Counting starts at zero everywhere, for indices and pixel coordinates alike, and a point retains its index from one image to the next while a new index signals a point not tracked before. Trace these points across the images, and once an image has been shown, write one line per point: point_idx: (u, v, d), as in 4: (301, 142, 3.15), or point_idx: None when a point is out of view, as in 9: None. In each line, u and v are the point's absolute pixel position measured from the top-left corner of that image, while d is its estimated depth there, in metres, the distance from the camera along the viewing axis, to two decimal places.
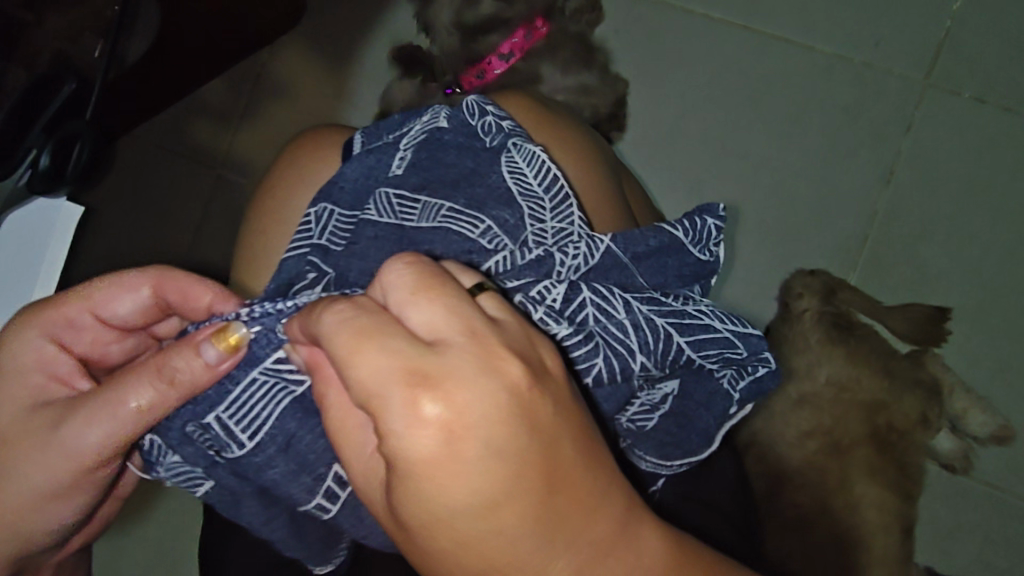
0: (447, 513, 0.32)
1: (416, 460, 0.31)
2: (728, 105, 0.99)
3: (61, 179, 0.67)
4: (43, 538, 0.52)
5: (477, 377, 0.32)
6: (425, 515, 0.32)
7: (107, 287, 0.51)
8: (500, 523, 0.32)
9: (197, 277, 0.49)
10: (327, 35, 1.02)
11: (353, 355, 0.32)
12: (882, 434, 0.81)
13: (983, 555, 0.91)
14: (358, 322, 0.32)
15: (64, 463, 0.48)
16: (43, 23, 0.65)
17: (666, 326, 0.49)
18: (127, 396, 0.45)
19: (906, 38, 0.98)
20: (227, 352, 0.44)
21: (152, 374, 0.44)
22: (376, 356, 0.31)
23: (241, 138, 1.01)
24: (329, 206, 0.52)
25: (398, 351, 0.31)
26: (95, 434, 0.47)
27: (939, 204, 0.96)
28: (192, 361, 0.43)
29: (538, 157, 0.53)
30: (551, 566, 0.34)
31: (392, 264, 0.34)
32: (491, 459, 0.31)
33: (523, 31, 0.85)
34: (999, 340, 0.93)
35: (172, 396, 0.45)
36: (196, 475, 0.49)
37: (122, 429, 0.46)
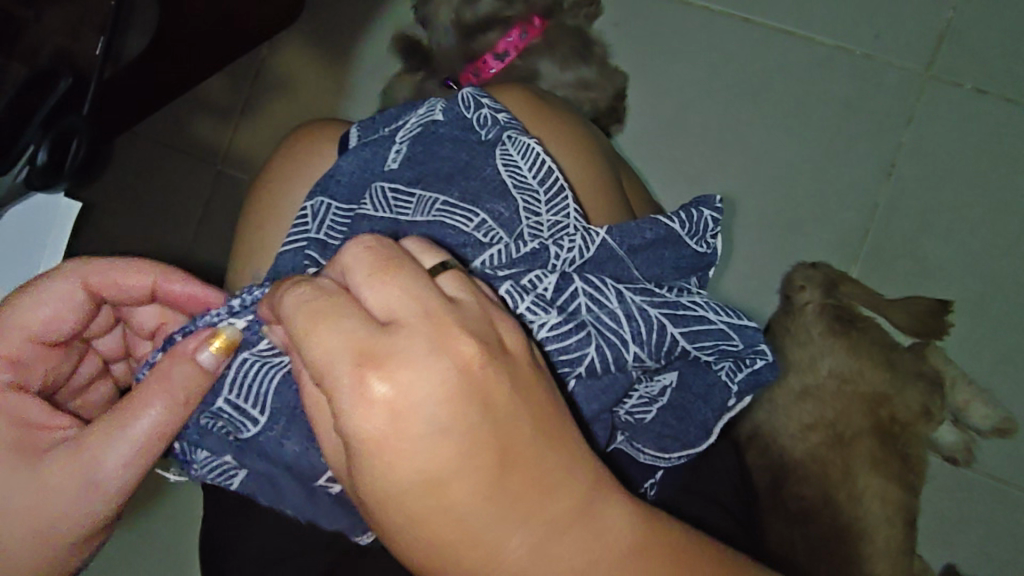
0: (398, 488, 0.32)
1: (367, 437, 0.32)
2: (728, 98, 0.99)
3: (60, 173, 0.68)
4: None
5: (426, 357, 0.32)
6: (377, 490, 0.33)
7: (34, 305, 0.51)
8: (450, 496, 0.33)
9: (156, 270, 0.53)
10: (324, 30, 1.02)
11: (309, 334, 0.33)
12: (883, 427, 0.81)
13: (987, 548, 0.91)
14: (313, 303, 0.33)
15: (66, 512, 0.45)
16: (41, 20, 0.64)
17: (659, 316, 0.49)
18: (133, 422, 0.44)
19: (907, 29, 0.97)
20: (222, 353, 0.45)
21: (157, 393, 0.44)
22: (329, 337, 0.32)
23: (240, 135, 1.01)
24: (326, 200, 0.52)
25: (350, 331, 0.32)
26: (105, 470, 0.45)
27: (941, 196, 0.96)
28: (190, 369, 0.45)
29: (533, 149, 0.52)
30: (504, 540, 0.34)
31: (350, 244, 0.34)
32: (439, 435, 0.32)
33: (518, 31, 0.87)
34: (1003, 331, 0.93)
35: (185, 410, 0.45)
36: (228, 464, 0.49)
37: (136, 457, 0.45)
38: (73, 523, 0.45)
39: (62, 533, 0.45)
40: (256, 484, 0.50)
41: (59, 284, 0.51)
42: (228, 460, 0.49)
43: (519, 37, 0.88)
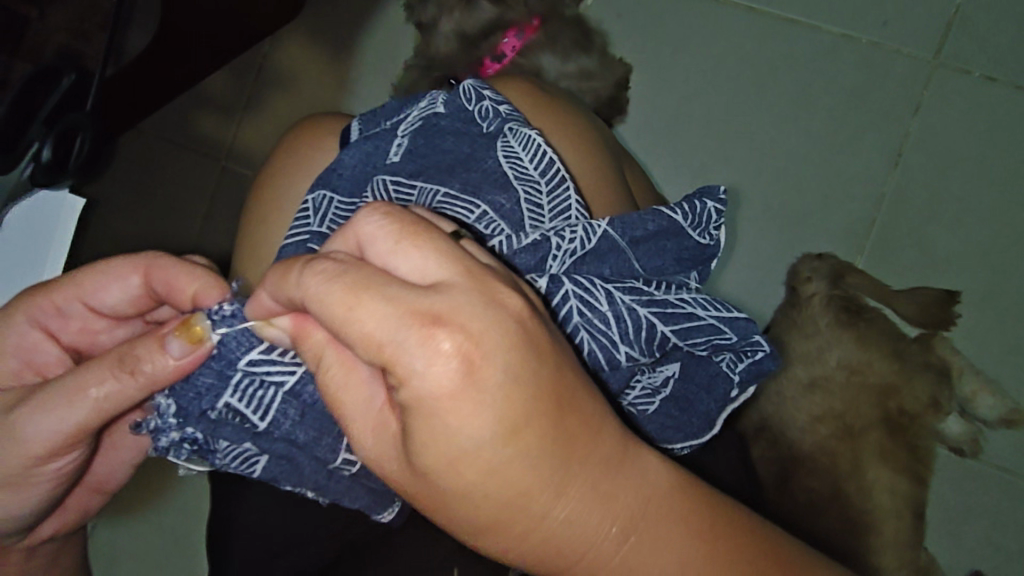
0: (469, 445, 0.31)
1: (436, 394, 0.31)
2: (733, 88, 0.98)
3: (63, 172, 0.67)
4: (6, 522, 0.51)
5: (484, 310, 0.32)
6: (446, 451, 0.31)
7: (95, 278, 0.50)
8: (523, 449, 0.32)
9: (182, 266, 0.48)
10: (327, 24, 1.02)
11: (355, 303, 0.31)
12: (891, 419, 0.80)
13: (994, 538, 0.90)
14: (348, 276, 0.32)
15: (12, 451, 0.47)
16: (44, 19, 0.66)
17: (648, 316, 0.48)
18: (87, 384, 0.45)
19: (914, 18, 0.96)
20: (190, 346, 0.43)
21: (113, 365, 0.44)
22: (377, 304, 0.31)
23: (244, 130, 1.01)
24: (328, 194, 0.51)
25: (398, 295, 0.31)
26: (47, 421, 0.46)
27: (948, 185, 0.95)
28: (156, 358, 0.43)
29: (534, 140, 0.52)
30: (569, 490, 0.34)
31: (369, 216, 0.34)
32: (509, 384, 0.31)
33: (514, 31, 0.86)
34: (1010, 321, 0.92)
35: (132, 390, 0.44)
36: (250, 450, 0.48)
37: (79, 418, 0.46)
38: (18, 462, 0.48)
39: (9, 469, 0.48)
40: (278, 469, 0.49)
41: (120, 262, 0.49)
42: (250, 445, 0.47)
43: (517, 38, 0.86)
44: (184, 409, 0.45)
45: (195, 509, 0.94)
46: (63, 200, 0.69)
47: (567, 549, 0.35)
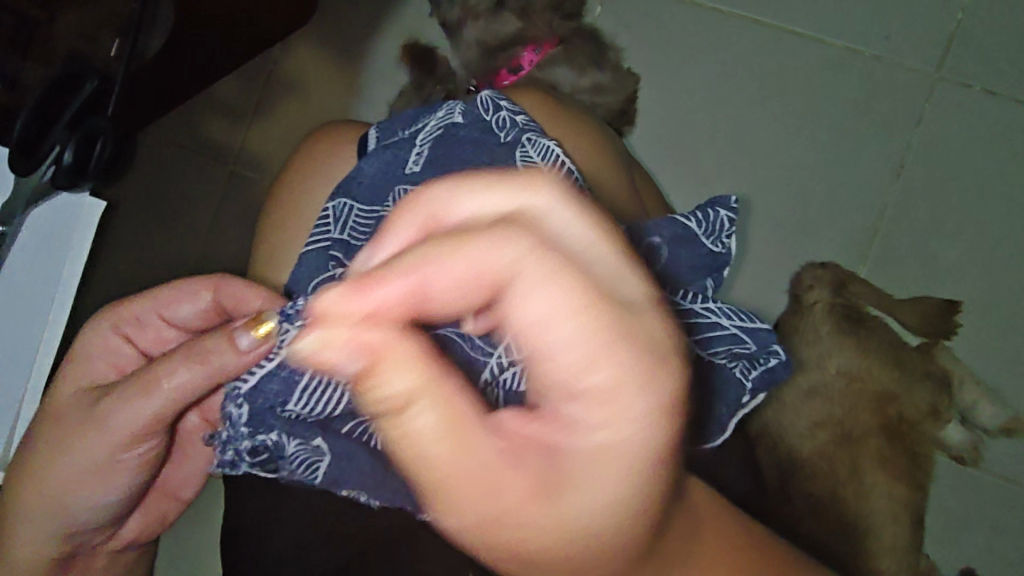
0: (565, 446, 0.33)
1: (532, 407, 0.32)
2: (739, 100, 0.99)
3: (85, 175, 0.67)
4: (84, 516, 0.54)
5: (634, 385, 0.33)
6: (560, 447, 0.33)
7: (169, 292, 0.56)
8: (636, 481, 0.35)
9: (247, 283, 0.55)
10: (337, 31, 1.03)
11: (549, 279, 0.32)
12: (894, 425, 0.84)
13: (993, 546, 0.91)
14: (565, 282, 0.33)
15: (97, 440, 0.50)
16: (54, 21, 0.68)
17: (672, 326, 0.51)
18: (165, 377, 0.49)
19: (915, 32, 0.98)
20: (258, 339, 0.46)
21: (186, 356, 0.48)
22: (560, 298, 0.32)
23: (254, 135, 1.02)
24: (347, 202, 0.54)
25: (573, 297, 0.33)
26: (131, 409, 0.50)
27: (948, 196, 0.96)
28: (227, 350, 0.47)
29: (552, 150, 0.53)
30: (628, 529, 0.37)
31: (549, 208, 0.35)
32: (644, 430, 0.34)
33: (533, 47, 0.92)
34: (1009, 331, 0.93)
35: (206, 380, 0.48)
36: (314, 456, 0.47)
37: (154, 406, 0.49)
38: (103, 454, 0.51)
39: (91, 461, 0.51)
40: (336, 473, 0.47)
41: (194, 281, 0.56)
42: (317, 447, 0.47)
43: (534, 53, 0.92)
44: (259, 413, 0.46)
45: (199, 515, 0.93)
46: (83, 203, 0.70)
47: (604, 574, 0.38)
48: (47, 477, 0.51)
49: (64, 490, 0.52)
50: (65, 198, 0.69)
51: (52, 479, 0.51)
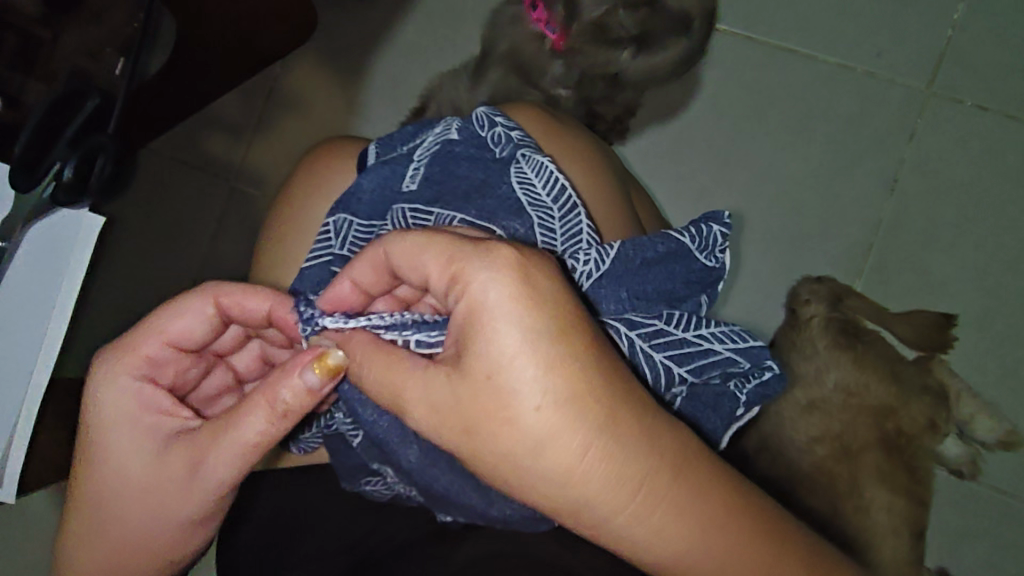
0: (382, 393, 0.45)
1: (420, 376, 0.44)
2: (735, 116, 1.00)
3: (86, 190, 0.68)
4: (188, 551, 0.54)
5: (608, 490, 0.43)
6: (489, 453, 0.43)
7: (172, 318, 0.53)
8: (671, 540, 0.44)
9: (251, 288, 0.53)
10: (338, 48, 1.04)
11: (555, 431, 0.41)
12: (892, 440, 0.87)
13: (994, 559, 0.91)
14: (572, 444, 0.42)
15: (181, 496, 0.51)
16: (57, 39, 0.69)
17: (664, 360, 0.52)
18: (243, 424, 0.48)
19: (906, 49, 0.99)
20: (326, 376, 0.46)
21: (262, 408, 0.47)
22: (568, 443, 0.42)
23: (254, 150, 1.03)
24: (347, 216, 0.55)
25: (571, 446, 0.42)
26: (217, 459, 0.49)
27: (944, 211, 0.97)
28: (296, 387, 0.47)
29: (546, 166, 0.54)
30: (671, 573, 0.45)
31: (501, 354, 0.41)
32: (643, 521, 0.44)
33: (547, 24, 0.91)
34: (1008, 344, 0.94)
35: (284, 424, 0.48)
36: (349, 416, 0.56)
37: (245, 456, 0.49)
38: (181, 511, 0.51)
39: (171, 513, 0.52)
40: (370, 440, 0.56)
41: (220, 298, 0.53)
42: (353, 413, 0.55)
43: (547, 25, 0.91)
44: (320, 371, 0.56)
45: None
46: (82, 219, 0.69)
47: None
48: (153, 529, 0.52)
49: (152, 545, 0.53)
50: (65, 213, 0.69)
51: (153, 540, 0.52)
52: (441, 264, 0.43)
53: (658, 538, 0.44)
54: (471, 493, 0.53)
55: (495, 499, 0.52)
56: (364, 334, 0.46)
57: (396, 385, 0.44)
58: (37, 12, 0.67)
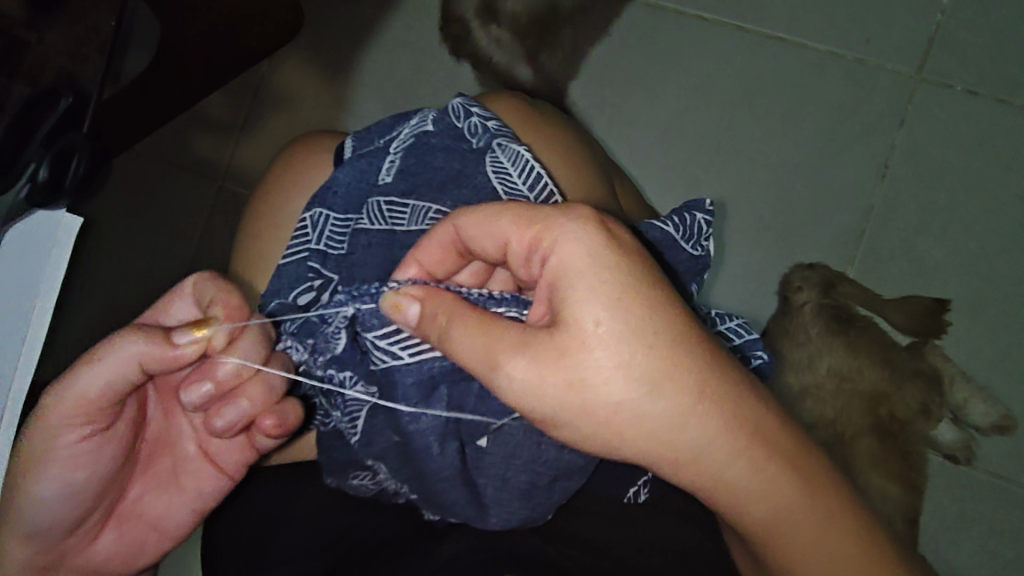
0: (477, 354, 0.44)
1: (515, 336, 0.43)
2: (723, 105, 1.00)
3: (61, 190, 0.68)
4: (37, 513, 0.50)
5: (721, 438, 0.44)
6: (602, 407, 0.43)
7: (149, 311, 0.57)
8: (773, 489, 0.47)
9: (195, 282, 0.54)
10: (323, 46, 1.03)
11: (666, 377, 0.43)
12: (883, 424, 0.91)
13: (991, 546, 0.91)
14: (688, 390, 0.43)
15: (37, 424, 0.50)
16: (42, 43, 0.69)
17: None
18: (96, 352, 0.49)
19: (896, 35, 0.98)
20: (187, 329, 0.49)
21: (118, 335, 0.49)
22: (677, 394, 0.43)
23: (242, 149, 1.02)
24: (324, 211, 0.55)
25: (682, 395, 0.43)
26: (66, 386, 0.49)
27: (935, 196, 0.96)
28: (156, 337, 0.48)
29: (522, 156, 0.54)
30: (778, 523, 0.48)
31: (617, 302, 0.42)
32: (753, 470, 0.46)
33: None
34: (1001, 329, 0.93)
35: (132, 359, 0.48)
36: (360, 407, 0.53)
37: (89, 382, 0.49)
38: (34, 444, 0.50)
39: (36, 456, 0.50)
40: (370, 427, 0.53)
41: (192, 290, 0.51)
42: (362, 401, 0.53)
43: None
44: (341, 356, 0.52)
45: None
46: (59, 219, 0.70)
47: (819, 545, 0.49)
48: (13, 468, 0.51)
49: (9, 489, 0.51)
50: (41, 215, 0.69)
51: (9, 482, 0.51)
52: (522, 228, 0.45)
53: (764, 482, 0.46)
54: (469, 504, 0.54)
55: (490, 506, 0.55)
56: (450, 296, 0.46)
57: (492, 345, 0.43)
58: (24, 17, 0.67)
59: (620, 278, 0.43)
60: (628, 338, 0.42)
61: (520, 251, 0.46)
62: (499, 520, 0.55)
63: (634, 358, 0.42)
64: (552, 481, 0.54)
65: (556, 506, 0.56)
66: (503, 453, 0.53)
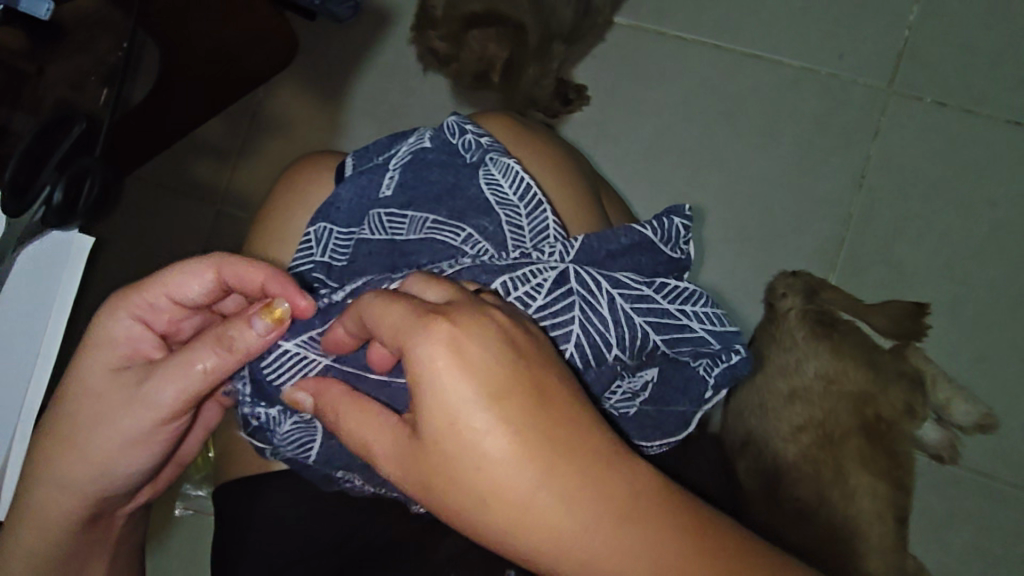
0: (355, 437, 0.45)
1: (393, 419, 0.43)
2: (704, 120, 1.04)
3: (73, 213, 0.70)
4: (124, 478, 0.58)
5: None
6: (465, 501, 0.40)
7: (176, 273, 0.55)
8: None
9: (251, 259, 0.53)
10: (319, 71, 1.07)
11: (515, 474, 0.38)
12: (871, 424, 0.89)
13: (979, 541, 0.94)
14: (523, 487, 0.39)
15: (130, 413, 0.55)
16: (43, 73, 0.73)
17: (643, 324, 0.54)
18: (195, 360, 0.52)
19: (867, 51, 1.03)
20: (273, 324, 0.50)
21: (213, 345, 0.51)
22: (567, 512, 0.38)
23: (240, 174, 1.06)
24: (327, 225, 0.59)
25: (586, 513, 0.38)
26: (168, 391, 0.54)
27: (910, 204, 1.01)
28: (246, 335, 0.50)
29: (513, 168, 0.58)
30: None
31: (427, 349, 0.40)
32: None
33: None
34: (978, 331, 0.97)
35: (230, 365, 0.51)
36: (305, 436, 0.57)
37: (186, 391, 0.53)
38: (125, 428, 0.55)
39: (123, 437, 0.56)
40: (328, 448, 0.57)
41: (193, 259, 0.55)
42: (307, 427, 0.56)
43: None
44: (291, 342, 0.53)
45: (194, 551, 0.96)
46: (71, 240, 0.73)
47: None
48: (95, 449, 0.56)
49: (96, 462, 0.56)
50: (54, 235, 0.72)
51: (94, 459, 0.56)
52: (421, 313, 0.41)
53: None
54: None
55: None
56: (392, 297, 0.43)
57: (366, 424, 0.44)
58: (24, 48, 0.71)
59: (462, 363, 0.39)
60: (468, 419, 0.39)
61: (396, 340, 0.43)
62: None
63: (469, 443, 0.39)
64: None
65: None
66: None
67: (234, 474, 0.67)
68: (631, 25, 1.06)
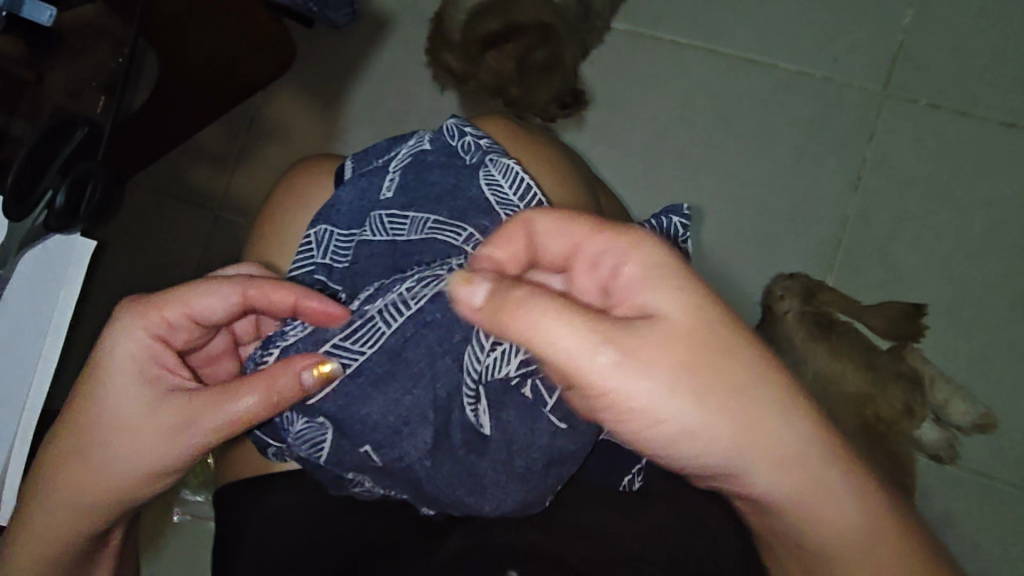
0: (530, 340, 0.47)
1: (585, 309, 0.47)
2: (701, 124, 1.05)
3: (75, 217, 0.71)
4: (137, 501, 0.57)
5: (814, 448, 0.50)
6: (707, 387, 0.47)
7: (204, 294, 0.55)
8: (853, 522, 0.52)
9: (281, 284, 0.55)
10: (318, 77, 1.08)
11: (735, 363, 0.48)
12: (870, 424, 0.95)
13: (979, 542, 0.94)
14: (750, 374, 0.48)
15: (157, 442, 0.54)
16: (41, 81, 0.74)
17: None
18: (233, 401, 0.52)
19: (862, 54, 1.04)
20: (319, 379, 0.52)
21: (254, 385, 0.52)
22: (761, 390, 0.48)
23: (238, 181, 1.06)
24: (328, 227, 0.59)
25: (779, 392, 0.49)
26: (201, 428, 0.53)
27: (906, 206, 1.01)
28: (289, 377, 0.52)
29: (512, 168, 0.58)
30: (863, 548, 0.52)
31: (637, 253, 0.49)
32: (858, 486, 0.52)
33: None
34: (975, 331, 0.98)
35: (270, 409, 0.52)
36: (318, 435, 0.56)
37: (219, 430, 0.53)
38: (150, 458, 0.54)
39: (144, 465, 0.54)
40: (339, 448, 0.56)
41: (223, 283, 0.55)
42: (320, 427, 0.56)
43: None
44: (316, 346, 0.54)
45: (192, 557, 0.95)
46: (75, 242, 0.74)
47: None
48: (115, 474, 0.55)
49: (112, 486, 0.55)
50: (58, 238, 0.73)
51: (111, 484, 0.55)
52: (595, 233, 0.50)
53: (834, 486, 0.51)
54: (465, 489, 0.56)
55: (489, 486, 0.56)
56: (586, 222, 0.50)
57: (574, 326, 0.46)
58: (24, 56, 0.73)
59: (643, 275, 0.49)
60: (681, 311, 0.48)
61: (586, 258, 0.51)
62: (495, 505, 0.57)
63: (680, 328, 0.47)
64: (547, 467, 0.58)
65: (555, 490, 0.59)
66: (502, 442, 0.57)
67: (235, 477, 0.67)
68: (628, 29, 1.07)
